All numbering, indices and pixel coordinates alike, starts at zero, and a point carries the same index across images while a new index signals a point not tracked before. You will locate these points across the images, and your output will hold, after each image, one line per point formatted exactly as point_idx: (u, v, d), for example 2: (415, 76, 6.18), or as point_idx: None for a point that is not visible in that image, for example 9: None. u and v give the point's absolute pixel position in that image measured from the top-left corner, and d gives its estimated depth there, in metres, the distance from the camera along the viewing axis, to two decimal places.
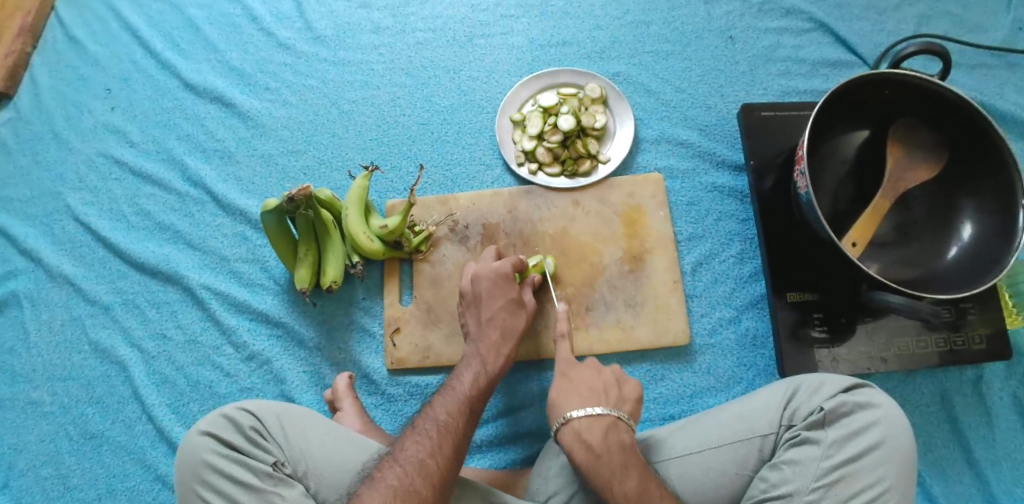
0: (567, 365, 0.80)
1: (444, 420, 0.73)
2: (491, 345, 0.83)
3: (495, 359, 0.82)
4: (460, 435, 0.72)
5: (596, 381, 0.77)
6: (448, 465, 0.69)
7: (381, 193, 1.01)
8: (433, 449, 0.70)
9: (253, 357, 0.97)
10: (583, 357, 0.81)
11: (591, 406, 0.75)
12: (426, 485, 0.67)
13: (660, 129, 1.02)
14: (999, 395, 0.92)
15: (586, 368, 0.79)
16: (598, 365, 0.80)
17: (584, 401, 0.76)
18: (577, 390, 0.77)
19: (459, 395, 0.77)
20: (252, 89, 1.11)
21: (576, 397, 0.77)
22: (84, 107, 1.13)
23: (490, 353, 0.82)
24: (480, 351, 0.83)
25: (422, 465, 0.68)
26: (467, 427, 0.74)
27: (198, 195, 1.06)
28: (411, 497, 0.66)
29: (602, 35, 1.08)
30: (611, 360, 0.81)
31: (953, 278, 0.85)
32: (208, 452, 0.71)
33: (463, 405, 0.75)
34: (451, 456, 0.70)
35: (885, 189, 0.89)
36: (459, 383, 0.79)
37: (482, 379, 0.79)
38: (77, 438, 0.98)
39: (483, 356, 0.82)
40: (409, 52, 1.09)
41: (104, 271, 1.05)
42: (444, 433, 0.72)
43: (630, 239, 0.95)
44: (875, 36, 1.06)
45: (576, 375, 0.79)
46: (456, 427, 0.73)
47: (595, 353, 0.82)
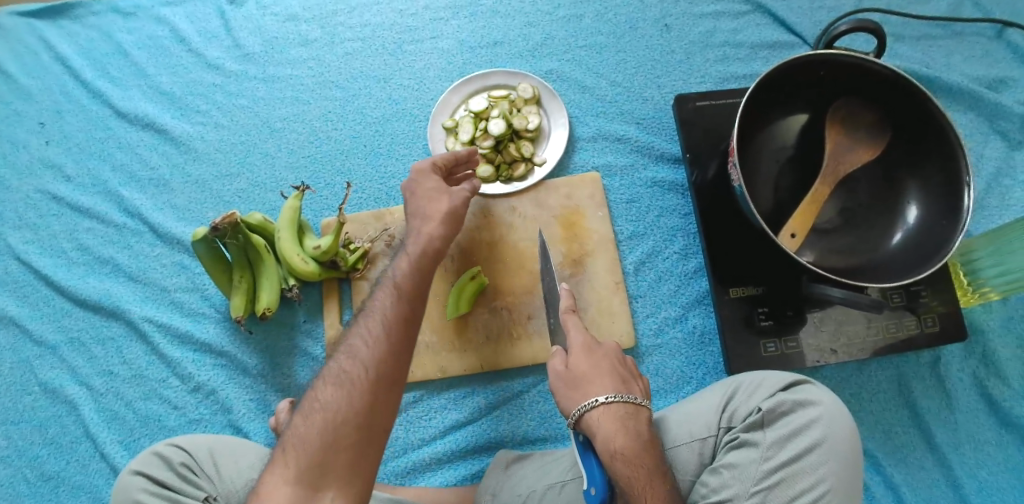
0: (600, 382, 0.72)
1: (378, 306, 0.68)
2: (415, 242, 0.76)
3: (418, 246, 0.75)
4: (392, 317, 0.67)
5: (641, 410, 0.70)
6: (379, 345, 0.65)
7: (316, 211, 0.99)
8: (362, 334, 0.66)
9: (199, 388, 0.96)
10: (619, 376, 0.73)
11: (644, 436, 0.68)
12: (358, 367, 0.63)
13: (597, 125, 0.99)
14: (958, 375, 0.89)
15: (627, 392, 0.72)
16: (633, 388, 0.73)
17: (635, 429, 0.68)
18: (623, 414, 0.69)
19: (392, 283, 0.71)
20: (183, 113, 1.09)
21: (627, 423, 0.68)
22: (19, 144, 1.12)
23: (414, 244, 0.76)
24: (408, 241, 0.77)
25: (353, 354, 0.64)
26: (404, 310, 0.68)
27: (136, 225, 1.04)
28: (342, 380, 0.63)
29: (533, 33, 1.05)
30: (641, 386, 0.75)
31: (899, 263, 0.82)
32: (139, 491, 0.70)
33: (396, 290, 0.70)
34: (384, 338, 0.65)
35: (824, 176, 0.86)
36: (393, 270, 0.73)
37: (409, 264, 0.73)
38: (34, 480, 0.97)
39: (409, 247, 0.76)
40: (339, 64, 1.07)
41: (48, 310, 1.03)
42: (375, 319, 0.67)
43: (570, 243, 0.92)
44: (815, 14, 1.02)
45: (618, 393, 0.71)
46: (384, 309, 0.67)
47: (624, 374, 0.74)
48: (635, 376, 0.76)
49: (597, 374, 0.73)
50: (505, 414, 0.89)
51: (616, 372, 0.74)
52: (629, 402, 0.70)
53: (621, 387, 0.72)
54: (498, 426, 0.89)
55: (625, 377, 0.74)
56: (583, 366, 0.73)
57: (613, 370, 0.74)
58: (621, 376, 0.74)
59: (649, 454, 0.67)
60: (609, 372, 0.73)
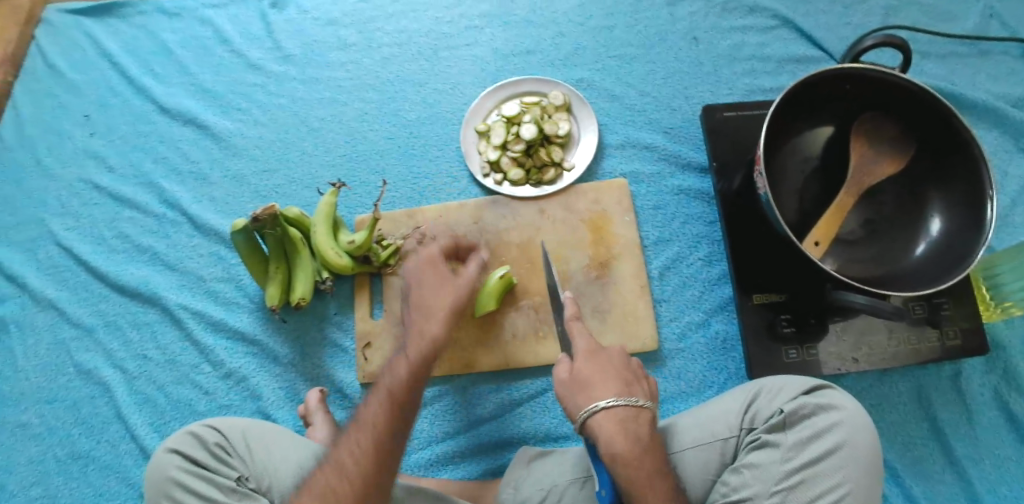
0: (603, 385, 0.71)
1: (368, 416, 0.65)
2: (417, 332, 0.70)
3: (419, 343, 0.69)
4: (385, 430, 0.64)
5: (643, 413, 0.69)
6: (369, 462, 0.63)
7: (350, 209, 1.03)
8: (352, 446, 0.64)
9: (230, 374, 0.98)
10: (623, 379, 0.72)
11: (643, 439, 0.67)
12: (347, 485, 0.62)
13: (625, 133, 1.02)
14: (979, 390, 0.90)
15: (630, 395, 0.70)
16: (637, 389, 0.72)
17: (635, 432, 0.67)
18: (623, 417, 0.68)
19: (385, 391, 0.66)
20: (224, 111, 1.13)
21: (627, 427, 0.67)
22: (65, 135, 1.16)
23: (415, 339, 0.69)
24: (413, 330, 0.71)
25: (340, 466, 0.63)
26: (394, 424, 0.65)
27: (175, 216, 1.08)
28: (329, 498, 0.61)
29: (565, 42, 1.08)
30: (646, 388, 0.74)
31: (920, 275, 0.83)
32: (174, 468, 0.71)
33: (388, 401, 0.65)
34: (375, 453, 0.63)
35: (848, 187, 0.87)
36: (386, 374, 0.68)
37: (410, 360, 0.68)
38: (64, 459, 0.99)
39: (408, 344, 0.69)
40: (376, 68, 1.11)
41: (87, 295, 1.07)
42: (366, 431, 0.64)
43: (596, 246, 0.95)
44: (841, 30, 1.05)
45: (621, 396, 0.69)
46: (373, 418, 0.65)
47: (630, 376, 0.73)
48: (641, 379, 0.75)
49: (602, 376, 0.71)
50: (527, 411, 0.91)
51: (620, 374, 0.73)
52: (632, 405, 0.69)
53: (624, 390, 0.70)
54: (520, 423, 0.90)
55: (629, 379, 0.72)
56: (587, 370, 0.72)
57: (617, 372, 0.73)
58: (624, 379, 0.72)
59: (649, 458, 0.66)
60: (612, 374, 0.72)
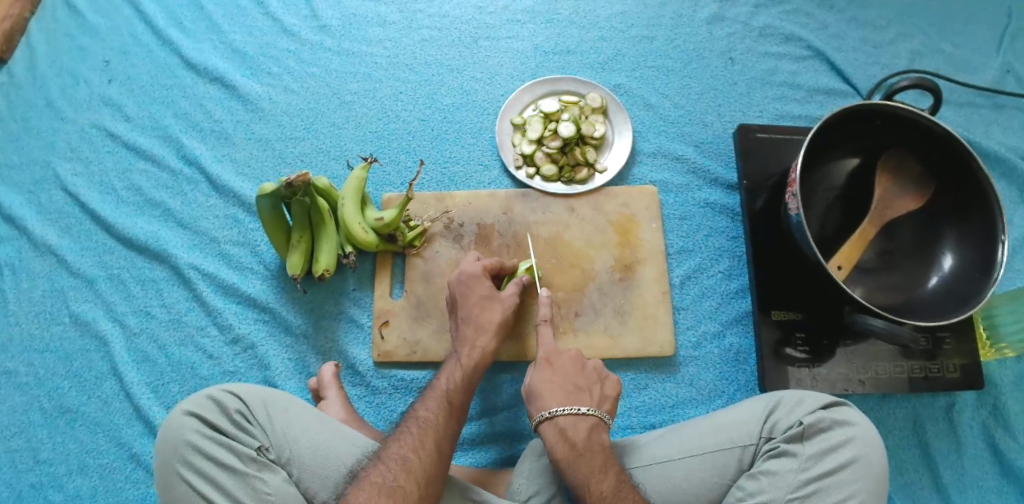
0: (551, 396, 0.77)
1: (425, 417, 0.73)
2: (467, 341, 0.82)
3: (471, 355, 0.81)
4: (442, 432, 0.72)
5: (582, 419, 0.75)
6: (431, 461, 0.69)
7: (378, 186, 1.02)
8: (415, 445, 0.70)
9: (238, 340, 0.96)
10: (570, 387, 0.78)
11: (580, 443, 0.73)
12: (409, 482, 0.67)
13: (658, 142, 1.04)
14: (968, 423, 0.95)
15: (571, 402, 0.76)
16: (583, 397, 0.78)
17: (572, 438, 0.73)
18: (562, 425, 0.74)
19: (439, 393, 0.76)
20: (253, 73, 1.11)
21: (565, 434, 0.74)
22: (80, 78, 1.12)
23: (465, 349, 0.81)
24: (459, 349, 0.82)
25: (405, 461, 0.68)
26: (452, 424, 0.74)
27: (193, 174, 1.05)
28: (395, 492, 0.65)
29: (605, 47, 1.10)
30: (598, 392, 0.79)
31: (930, 307, 0.87)
32: (191, 432, 0.68)
33: (443, 401, 0.75)
34: (436, 452, 0.70)
35: (872, 217, 0.91)
36: (438, 382, 0.78)
37: (462, 374, 0.78)
38: (50, 412, 0.94)
39: (459, 355, 0.81)
40: (414, 49, 1.10)
41: (89, 244, 1.02)
42: (425, 429, 0.72)
43: (622, 249, 0.96)
44: (870, 68, 1.10)
45: (561, 405, 0.76)
46: (432, 415, 0.73)
47: (580, 382, 0.79)
48: (597, 382, 0.81)
49: (550, 386, 0.78)
50: None
51: (571, 382, 0.79)
52: (572, 412, 0.75)
53: (566, 398, 0.77)
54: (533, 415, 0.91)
55: (576, 386, 0.79)
56: (540, 379, 0.79)
57: (566, 382, 0.79)
58: (573, 386, 0.79)
59: (586, 459, 0.71)
60: (562, 383, 0.79)
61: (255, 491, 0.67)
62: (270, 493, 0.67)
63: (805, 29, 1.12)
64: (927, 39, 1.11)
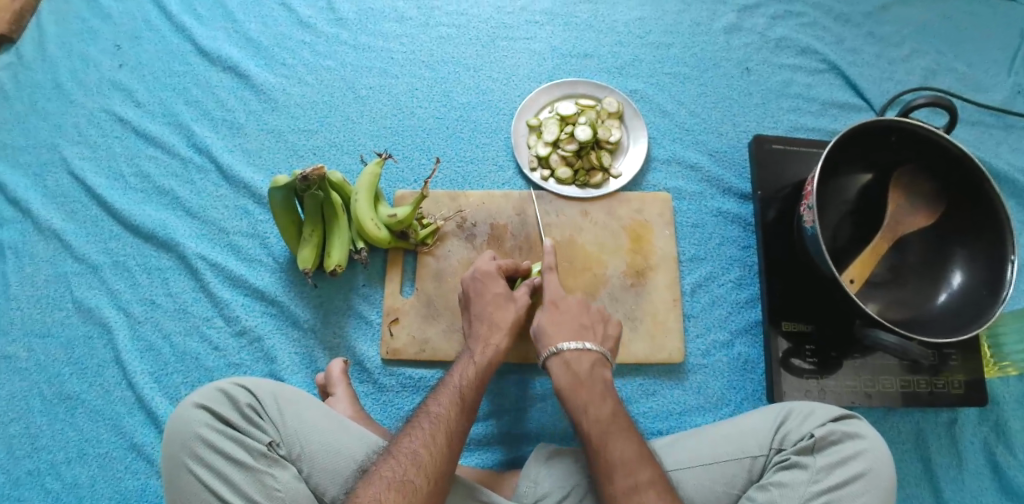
0: (558, 332, 0.80)
1: (436, 412, 0.72)
2: (482, 337, 0.81)
3: (485, 350, 0.80)
4: (454, 427, 0.71)
5: (587, 354, 0.77)
6: (441, 456, 0.68)
7: (390, 182, 1.01)
8: (426, 440, 0.69)
9: (244, 332, 0.94)
10: (577, 325, 0.81)
11: (583, 376, 0.76)
12: (420, 477, 0.66)
13: (672, 149, 1.04)
14: (970, 438, 0.95)
15: (577, 338, 0.79)
16: (588, 334, 0.80)
17: (576, 372, 0.76)
18: (568, 358, 0.77)
19: (452, 388, 0.75)
20: (267, 63, 1.10)
21: (570, 367, 0.76)
22: (91, 62, 1.10)
23: (479, 345, 0.80)
24: (473, 345, 0.81)
25: (415, 456, 0.67)
26: (464, 420, 0.73)
27: (203, 162, 1.04)
28: (404, 487, 0.64)
29: (623, 52, 1.10)
30: (601, 330, 0.82)
31: (940, 323, 0.88)
32: (201, 426, 0.68)
33: (456, 396, 0.74)
34: (447, 447, 0.69)
35: (884, 232, 0.91)
36: (451, 376, 0.77)
37: (475, 371, 0.77)
38: (50, 399, 0.93)
39: (473, 350, 0.80)
40: (431, 45, 1.10)
41: (95, 230, 1.01)
42: (437, 423, 0.71)
43: (634, 254, 0.96)
44: (883, 84, 1.10)
45: (567, 342, 0.78)
46: (444, 409, 0.72)
47: (586, 321, 0.82)
48: (600, 322, 0.83)
49: (558, 325, 0.80)
50: (549, 407, 0.91)
51: (577, 321, 0.81)
52: (577, 348, 0.77)
53: (572, 335, 0.79)
54: (541, 417, 0.90)
55: (582, 324, 0.81)
56: (549, 319, 0.81)
57: (572, 320, 0.81)
58: (579, 324, 0.81)
59: (587, 391, 0.74)
60: (569, 321, 0.81)
61: (265, 486, 0.67)
62: (280, 490, 0.67)
63: (821, 42, 1.12)
64: (940, 57, 1.12)
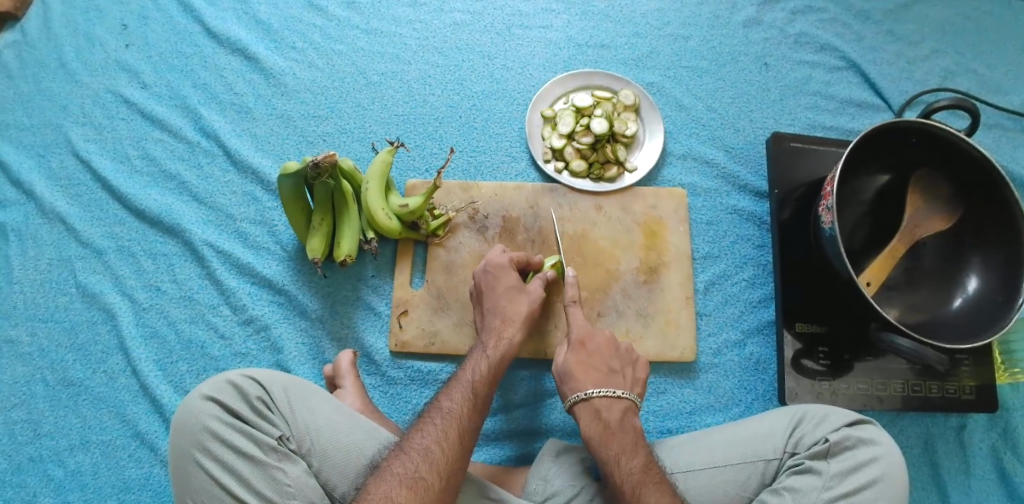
0: (587, 376, 0.77)
1: (448, 407, 0.71)
2: (494, 332, 0.80)
3: (497, 345, 0.79)
4: (466, 423, 0.70)
5: (617, 401, 0.75)
6: (453, 452, 0.67)
7: (402, 171, 0.99)
8: (438, 436, 0.68)
9: (251, 321, 0.93)
10: (606, 370, 0.78)
11: (613, 424, 0.73)
12: (432, 473, 0.65)
13: (688, 145, 1.03)
14: (978, 444, 0.93)
15: (607, 385, 0.77)
16: (618, 379, 0.78)
17: (606, 418, 0.74)
18: (597, 405, 0.75)
19: (464, 383, 0.74)
20: (277, 46, 1.07)
21: (599, 415, 0.74)
22: (97, 41, 1.08)
23: (492, 339, 0.80)
24: (485, 340, 0.80)
25: (427, 451, 0.66)
26: (476, 417, 0.72)
27: (210, 147, 1.02)
28: (417, 484, 0.64)
29: (640, 44, 1.08)
30: (631, 375, 0.80)
31: (953, 329, 0.87)
32: (211, 419, 0.67)
33: (468, 390, 0.73)
34: (458, 442, 0.68)
35: (901, 236, 0.90)
36: (463, 371, 0.76)
37: (488, 366, 0.76)
38: (53, 385, 0.91)
39: (485, 344, 0.79)
40: (445, 32, 1.08)
41: (100, 214, 0.99)
42: (449, 419, 0.70)
43: (648, 250, 0.95)
44: (902, 83, 1.09)
45: (597, 387, 0.76)
46: (457, 405, 0.71)
47: (615, 365, 0.79)
48: (630, 366, 0.81)
49: (585, 367, 0.78)
50: (557, 404, 0.90)
51: (606, 364, 0.79)
52: (608, 394, 0.75)
53: (603, 380, 0.77)
54: (549, 414, 0.89)
55: (611, 369, 0.78)
56: (577, 360, 0.79)
57: (601, 364, 0.79)
58: (608, 369, 0.78)
59: (618, 440, 0.72)
60: (598, 365, 0.79)
61: (274, 481, 0.66)
62: (289, 485, 0.66)
63: (841, 39, 1.10)
64: (959, 57, 1.10)
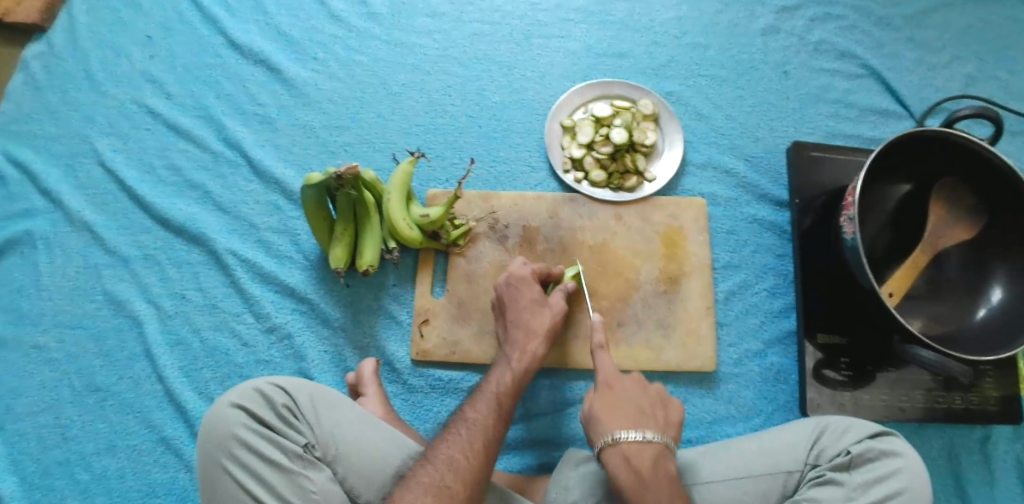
0: (614, 420, 0.71)
1: (473, 417, 0.72)
2: (518, 343, 0.81)
3: (521, 355, 0.80)
4: (491, 433, 0.70)
5: (649, 445, 0.69)
6: (479, 461, 0.67)
7: (423, 181, 1.00)
8: (463, 445, 0.68)
9: (274, 329, 0.94)
10: (635, 411, 0.72)
11: (645, 472, 0.67)
12: (457, 482, 0.65)
13: (708, 153, 1.03)
14: (1002, 455, 0.92)
15: (638, 427, 0.70)
16: (648, 421, 0.71)
17: (638, 467, 0.67)
18: (626, 451, 0.68)
19: (489, 394, 0.75)
20: (299, 57, 1.08)
21: (630, 461, 0.68)
22: (122, 53, 1.10)
23: (516, 350, 0.80)
24: (509, 352, 0.80)
25: (452, 460, 0.67)
26: (501, 428, 0.72)
27: (233, 157, 1.03)
28: (441, 493, 0.64)
29: (659, 53, 1.08)
30: (664, 418, 0.72)
31: (978, 340, 0.86)
32: (238, 426, 0.68)
33: (493, 401, 0.74)
34: (483, 451, 0.68)
35: (923, 246, 0.90)
36: (488, 382, 0.77)
37: (512, 378, 0.77)
38: (80, 390, 0.93)
39: (510, 355, 0.80)
40: (464, 42, 1.09)
41: (126, 223, 1.01)
42: (474, 428, 0.70)
43: (668, 260, 0.95)
44: (924, 91, 1.08)
45: (626, 431, 0.69)
46: (482, 414, 0.72)
47: (645, 406, 0.73)
48: (661, 406, 0.74)
49: (614, 410, 0.72)
50: (577, 413, 0.90)
51: (636, 405, 0.73)
52: (637, 439, 0.69)
53: (632, 424, 0.70)
54: (569, 423, 0.90)
55: (640, 412, 0.72)
56: (603, 403, 0.73)
57: (630, 405, 0.72)
58: (639, 411, 0.72)
59: (652, 492, 0.66)
60: (629, 408, 0.72)
61: (301, 488, 0.67)
62: (315, 492, 0.67)
63: (861, 47, 1.10)
64: (982, 64, 1.09)
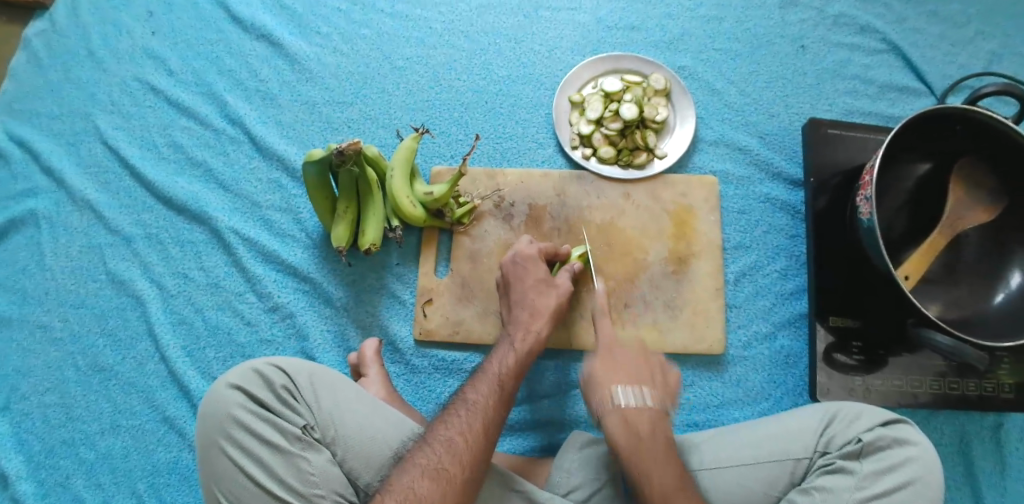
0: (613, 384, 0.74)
1: (473, 399, 0.70)
2: (522, 325, 0.79)
3: (525, 337, 0.78)
4: (491, 416, 0.69)
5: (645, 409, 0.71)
6: (477, 444, 0.66)
7: (427, 157, 0.98)
8: (462, 428, 0.67)
9: (277, 308, 0.93)
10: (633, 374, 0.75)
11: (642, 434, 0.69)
12: (455, 464, 0.64)
13: (720, 130, 1.00)
14: (1016, 444, 0.90)
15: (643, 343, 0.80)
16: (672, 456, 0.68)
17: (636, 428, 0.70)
18: (626, 414, 0.71)
19: (491, 376, 0.73)
20: (302, 31, 1.06)
21: (629, 423, 0.70)
22: (123, 29, 1.07)
23: (520, 332, 0.78)
24: (513, 333, 0.79)
25: (450, 442, 0.65)
26: (501, 409, 0.70)
27: (235, 133, 1.01)
28: (439, 475, 0.63)
29: (671, 26, 1.05)
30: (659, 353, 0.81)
31: (996, 325, 0.83)
32: (235, 406, 0.67)
33: (494, 384, 0.72)
34: (482, 433, 0.67)
35: (942, 226, 0.87)
36: (490, 364, 0.75)
37: (515, 359, 0.75)
38: (84, 370, 0.93)
39: (512, 336, 0.78)
40: (470, 15, 1.05)
41: (128, 201, 1.00)
42: (473, 410, 0.68)
43: (677, 240, 0.93)
44: (946, 67, 1.04)
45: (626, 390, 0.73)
46: (483, 397, 0.70)
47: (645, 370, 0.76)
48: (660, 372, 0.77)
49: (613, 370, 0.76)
50: (581, 395, 0.89)
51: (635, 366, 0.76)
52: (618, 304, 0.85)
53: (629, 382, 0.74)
54: (573, 405, 0.88)
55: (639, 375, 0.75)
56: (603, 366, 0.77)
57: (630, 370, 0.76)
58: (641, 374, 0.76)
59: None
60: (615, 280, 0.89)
61: (299, 471, 0.66)
62: (313, 474, 0.66)
63: (882, 20, 1.05)
64: (1007, 40, 1.05)
